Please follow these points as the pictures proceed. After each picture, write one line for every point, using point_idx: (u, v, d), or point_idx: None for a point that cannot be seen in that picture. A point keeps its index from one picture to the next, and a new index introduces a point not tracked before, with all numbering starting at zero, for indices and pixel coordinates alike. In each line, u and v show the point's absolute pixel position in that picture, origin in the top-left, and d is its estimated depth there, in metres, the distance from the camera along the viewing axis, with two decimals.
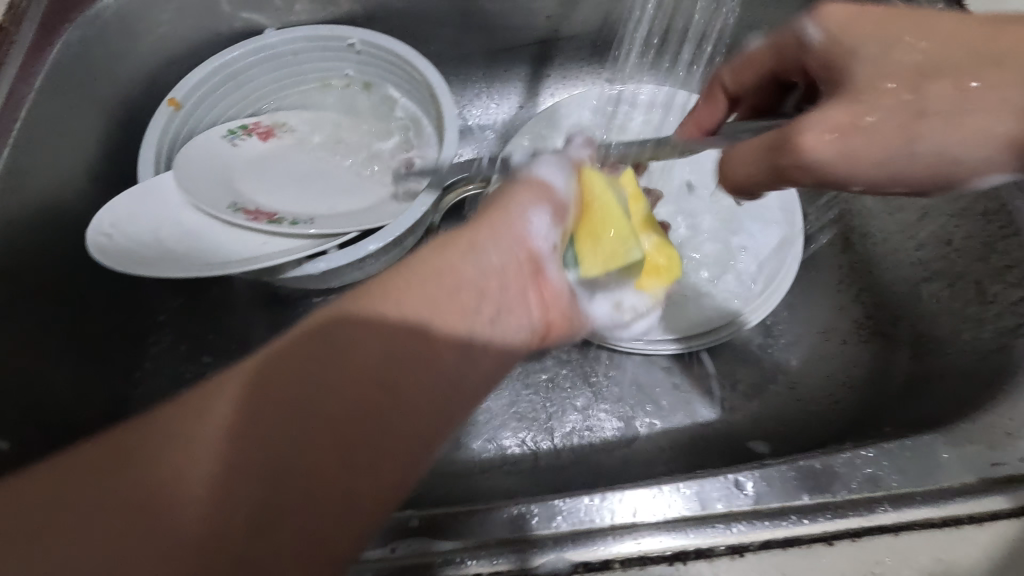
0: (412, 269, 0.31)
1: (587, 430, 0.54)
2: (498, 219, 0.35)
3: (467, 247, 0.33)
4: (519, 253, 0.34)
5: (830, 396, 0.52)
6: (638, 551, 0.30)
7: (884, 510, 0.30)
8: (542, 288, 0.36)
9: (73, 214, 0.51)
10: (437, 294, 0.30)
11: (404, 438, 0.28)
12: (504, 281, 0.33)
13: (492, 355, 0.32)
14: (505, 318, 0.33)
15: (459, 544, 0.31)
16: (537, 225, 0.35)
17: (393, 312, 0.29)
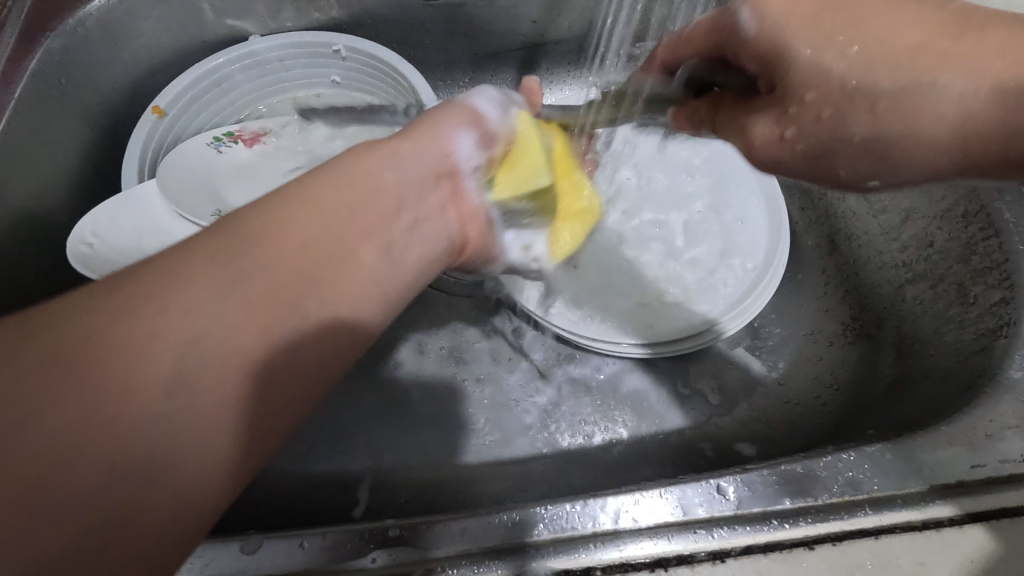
0: (329, 175, 0.32)
1: (576, 435, 0.54)
2: (422, 136, 0.35)
3: (391, 158, 0.34)
4: (441, 170, 0.35)
5: (817, 398, 0.53)
6: (619, 557, 0.30)
7: (865, 513, 0.30)
8: (461, 204, 0.36)
9: (55, 223, 0.51)
10: (352, 207, 0.31)
11: (320, 330, 0.29)
12: (423, 191, 0.34)
13: (409, 271, 0.33)
14: (426, 235, 0.34)
15: (440, 552, 0.31)
16: (462, 142, 0.35)
17: (316, 213, 0.30)
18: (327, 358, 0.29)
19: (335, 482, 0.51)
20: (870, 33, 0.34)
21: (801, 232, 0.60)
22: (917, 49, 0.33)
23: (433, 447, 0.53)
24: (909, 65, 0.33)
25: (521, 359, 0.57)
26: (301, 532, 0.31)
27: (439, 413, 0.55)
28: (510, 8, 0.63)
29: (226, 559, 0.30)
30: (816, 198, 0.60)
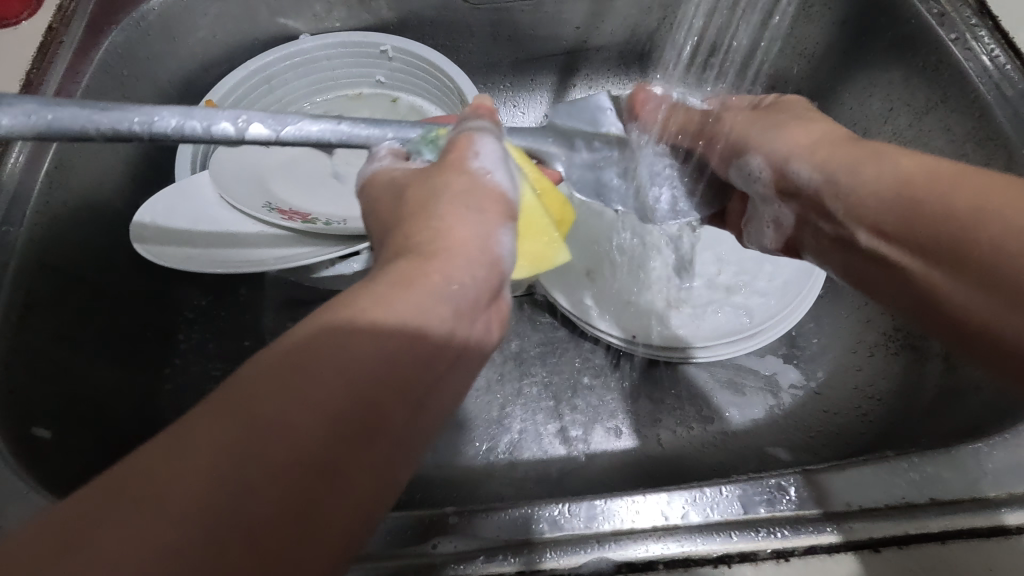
0: (377, 306, 0.24)
1: (613, 437, 0.54)
2: (467, 239, 0.27)
3: (442, 278, 0.26)
4: (491, 273, 0.28)
5: (856, 409, 0.52)
6: (681, 553, 0.30)
7: (930, 517, 0.30)
8: (497, 313, 0.29)
9: (113, 210, 0.52)
10: (409, 346, 0.24)
11: (367, 500, 0.23)
12: (474, 314, 0.27)
13: (453, 400, 0.27)
14: (472, 354, 0.27)
15: (501, 541, 0.31)
16: (504, 244, 0.29)
17: (360, 359, 0.23)
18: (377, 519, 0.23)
19: None
20: (857, 175, 0.38)
21: None
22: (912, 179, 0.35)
23: (468, 444, 0.54)
24: (913, 189, 0.35)
25: (556, 358, 0.58)
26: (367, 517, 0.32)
27: (474, 408, 0.56)
28: (554, 14, 0.64)
29: None
30: None
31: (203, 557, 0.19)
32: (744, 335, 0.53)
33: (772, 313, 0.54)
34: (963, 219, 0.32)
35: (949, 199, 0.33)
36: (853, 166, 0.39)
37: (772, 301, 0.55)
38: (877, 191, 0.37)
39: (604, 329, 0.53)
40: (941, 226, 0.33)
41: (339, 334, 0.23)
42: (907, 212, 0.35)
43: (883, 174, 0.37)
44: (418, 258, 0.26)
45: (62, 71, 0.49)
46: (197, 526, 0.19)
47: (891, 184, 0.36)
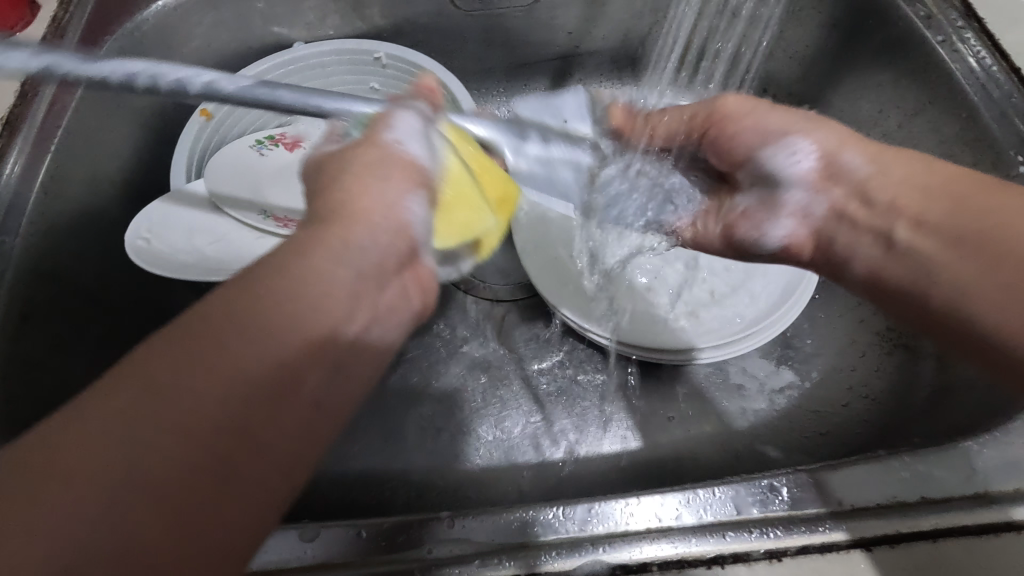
0: (263, 277, 0.26)
1: (610, 441, 0.54)
2: (370, 210, 0.29)
3: (341, 247, 0.28)
4: (395, 241, 0.30)
5: (851, 409, 0.52)
6: (676, 554, 0.30)
7: (922, 514, 0.30)
8: (414, 278, 0.32)
9: (108, 219, 0.52)
10: (303, 308, 0.25)
11: (275, 454, 0.24)
12: (381, 279, 0.29)
13: (370, 358, 0.29)
14: (385, 316, 0.30)
15: (496, 544, 0.31)
16: (412, 212, 0.31)
17: (257, 319, 0.24)
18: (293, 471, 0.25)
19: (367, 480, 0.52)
20: (879, 183, 0.39)
21: None
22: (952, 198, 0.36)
23: (464, 449, 0.54)
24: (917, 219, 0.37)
25: (551, 361, 0.58)
26: (360, 522, 0.32)
27: (469, 412, 0.56)
28: (546, 20, 0.64)
29: (286, 546, 0.31)
30: None
31: (106, 513, 0.21)
32: (739, 336, 0.53)
33: (766, 314, 0.54)
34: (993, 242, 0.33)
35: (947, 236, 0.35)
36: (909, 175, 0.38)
37: (775, 294, 0.56)
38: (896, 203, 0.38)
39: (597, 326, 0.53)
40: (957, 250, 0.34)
41: (226, 302, 0.25)
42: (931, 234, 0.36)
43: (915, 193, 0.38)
44: (311, 236, 0.28)
45: (57, 81, 0.49)
46: (103, 483, 0.21)
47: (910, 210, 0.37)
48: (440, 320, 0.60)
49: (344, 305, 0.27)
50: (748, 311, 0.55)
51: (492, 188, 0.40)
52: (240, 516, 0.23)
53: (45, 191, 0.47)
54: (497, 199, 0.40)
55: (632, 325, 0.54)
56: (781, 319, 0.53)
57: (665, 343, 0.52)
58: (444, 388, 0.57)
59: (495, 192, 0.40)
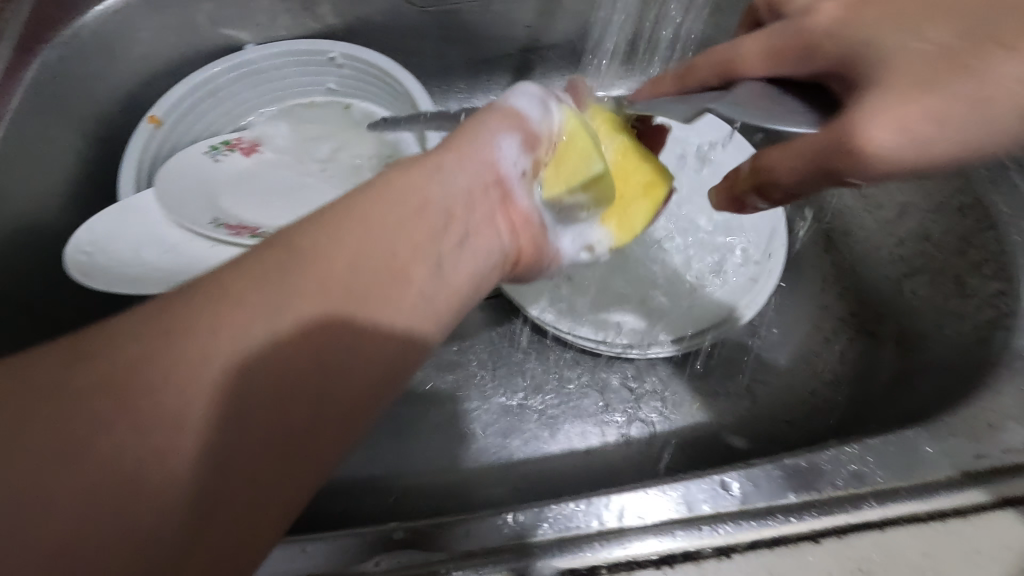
0: (379, 191, 0.31)
1: (578, 438, 0.53)
2: (467, 146, 0.35)
3: (435, 171, 0.33)
4: (476, 188, 0.34)
5: (817, 396, 0.52)
6: (625, 556, 0.30)
7: (870, 506, 0.30)
8: (508, 214, 0.36)
9: (53, 234, 0.51)
10: (408, 218, 0.30)
11: (358, 381, 0.28)
12: (471, 203, 0.34)
13: (456, 293, 0.32)
14: (474, 247, 0.33)
15: (446, 554, 0.31)
16: (504, 149, 0.36)
17: (361, 222, 0.29)
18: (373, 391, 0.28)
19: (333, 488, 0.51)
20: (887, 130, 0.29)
21: (798, 229, 0.60)
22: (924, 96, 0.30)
23: (432, 453, 0.53)
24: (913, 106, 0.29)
25: (518, 359, 0.57)
26: (302, 536, 0.31)
27: (436, 415, 0.55)
28: (504, 13, 0.63)
29: None
30: (811, 198, 0.59)
31: (206, 379, 0.24)
32: (709, 327, 0.53)
33: (736, 302, 0.54)
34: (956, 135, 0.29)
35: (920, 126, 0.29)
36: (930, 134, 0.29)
37: (739, 280, 0.56)
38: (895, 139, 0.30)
39: (566, 328, 0.53)
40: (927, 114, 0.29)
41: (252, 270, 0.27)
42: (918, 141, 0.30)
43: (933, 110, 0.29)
44: (378, 196, 0.31)
45: None
46: (188, 360, 0.24)
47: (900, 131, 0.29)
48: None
49: (428, 244, 0.31)
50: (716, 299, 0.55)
51: (640, 170, 0.40)
52: (335, 396, 0.27)
53: None
54: (648, 182, 0.40)
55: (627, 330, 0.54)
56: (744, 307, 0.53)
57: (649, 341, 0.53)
58: (411, 391, 0.56)
59: (647, 174, 0.40)
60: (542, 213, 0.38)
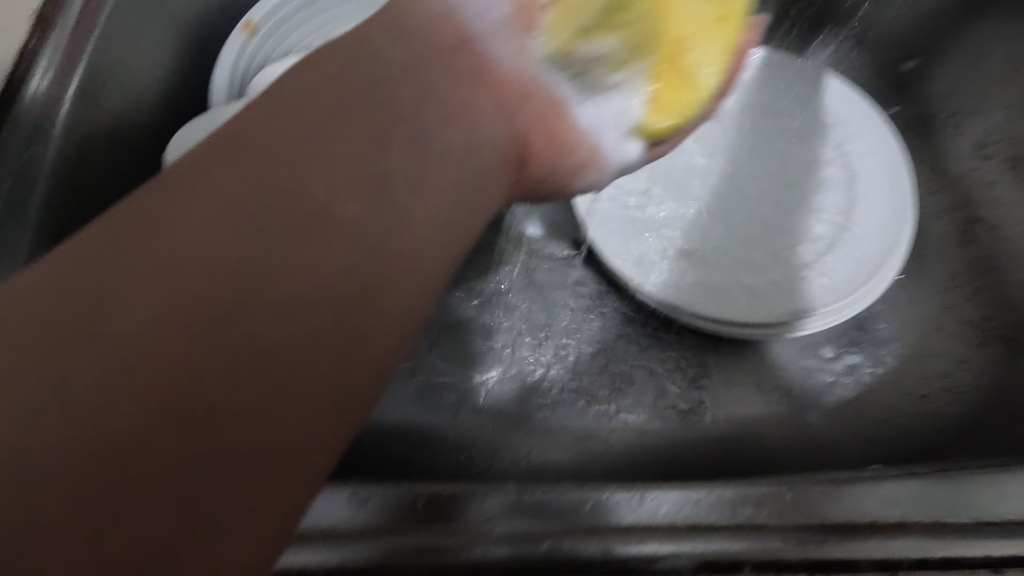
0: (294, 92, 0.28)
1: (665, 416, 0.50)
2: (399, 19, 0.31)
3: (365, 55, 0.29)
4: (429, 64, 0.30)
5: (935, 402, 0.48)
6: (760, 554, 0.29)
7: (1020, 536, 0.30)
8: (492, 90, 0.32)
9: (141, 137, 0.48)
10: (326, 117, 0.27)
11: (306, 302, 0.24)
12: (412, 76, 0.30)
13: (425, 210, 0.28)
14: (436, 139, 0.29)
15: (559, 525, 0.30)
16: (474, 1, 0.32)
17: (281, 130, 0.27)
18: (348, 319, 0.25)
19: (400, 434, 0.49)
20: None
21: (927, 217, 0.54)
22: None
23: (507, 410, 0.50)
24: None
25: (547, 283, 0.55)
26: (423, 488, 0.31)
27: (512, 373, 0.52)
28: None
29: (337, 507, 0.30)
30: (951, 183, 0.53)
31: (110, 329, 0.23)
32: (802, 315, 0.49)
33: (834, 296, 0.50)
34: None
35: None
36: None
37: (853, 267, 0.51)
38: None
39: (660, 296, 0.50)
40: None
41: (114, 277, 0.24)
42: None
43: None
44: (264, 145, 0.26)
45: None
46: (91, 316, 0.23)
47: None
48: (471, 273, 0.55)
49: (357, 152, 0.27)
50: (834, 285, 0.50)
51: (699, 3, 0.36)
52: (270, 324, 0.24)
53: (77, 103, 0.43)
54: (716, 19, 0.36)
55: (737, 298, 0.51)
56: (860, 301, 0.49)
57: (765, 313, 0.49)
58: (486, 343, 0.53)
59: (711, 10, 0.36)
60: (554, 79, 0.34)
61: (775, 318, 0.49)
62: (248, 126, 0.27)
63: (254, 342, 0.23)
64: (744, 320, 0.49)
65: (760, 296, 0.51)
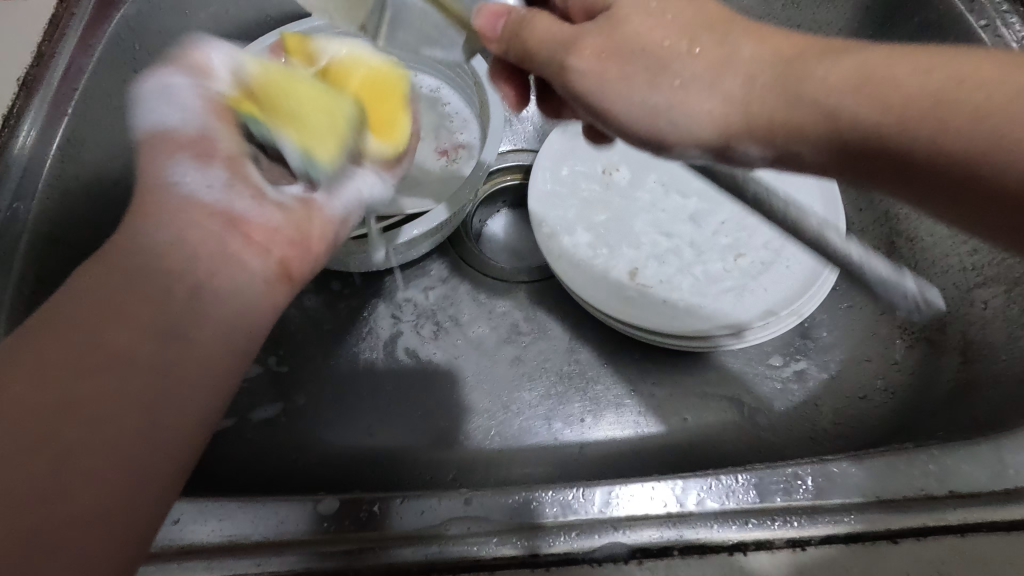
0: (119, 237, 0.31)
1: (627, 428, 0.53)
2: (150, 157, 0.35)
3: (167, 170, 0.34)
4: (228, 198, 0.34)
5: (871, 402, 0.51)
6: (695, 539, 0.29)
7: (950, 509, 0.30)
8: (253, 233, 0.34)
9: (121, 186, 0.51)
10: (145, 262, 0.30)
11: (123, 414, 0.27)
12: (225, 215, 0.33)
13: (207, 352, 0.30)
14: (224, 273, 0.32)
15: (509, 525, 0.31)
16: (186, 83, 0.37)
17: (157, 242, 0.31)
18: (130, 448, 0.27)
19: (374, 454, 0.52)
20: (704, 91, 0.32)
21: (857, 232, 0.58)
22: (962, 78, 0.29)
23: (475, 429, 0.53)
24: (764, 81, 0.31)
25: (522, 342, 0.57)
26: (372, 497, 0.32)
27: (479, 396, 0.55)
28: None
29: (304, 512, 0.32)
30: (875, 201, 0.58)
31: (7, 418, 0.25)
32: (745, 328, 0.52)
33: (776, 309, 0.53)
34: (980, 165, 0.28)
35: (899, 75, 0.29)
36: (783, 108, 0.31)
37: (795, 279, 0.54)
38: (735, 107, 0.32)
39: (618, 317, 0.53)
40: (630, 66, 0.33)
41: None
42: (767, 124, 0.32)
43: (925, 73, 0.29)
44: (77, 283, 0.30)
45: (73, 43, 0.48)
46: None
47: (724, 100, 0.32)
48: (431, 308, 0.59)
49: (191, 288, 0.30)
50: (778, 295, 0.54)
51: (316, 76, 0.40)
52: (106, 419, 0.26)
53: (60, 158, 0.46)
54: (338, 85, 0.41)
55: (683, 314, 0.54)
56: (804, 308, 0.52)
57: (710, 328, 0.52)
58: (454, 368, 0.56)
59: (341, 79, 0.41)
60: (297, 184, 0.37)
61: (720, 332, 0.52)
62: (105, 260, 0.30)
63: (111, 448, 0.26)
64: (692, 336, 0.52)
65: (705, 312, 0.54)
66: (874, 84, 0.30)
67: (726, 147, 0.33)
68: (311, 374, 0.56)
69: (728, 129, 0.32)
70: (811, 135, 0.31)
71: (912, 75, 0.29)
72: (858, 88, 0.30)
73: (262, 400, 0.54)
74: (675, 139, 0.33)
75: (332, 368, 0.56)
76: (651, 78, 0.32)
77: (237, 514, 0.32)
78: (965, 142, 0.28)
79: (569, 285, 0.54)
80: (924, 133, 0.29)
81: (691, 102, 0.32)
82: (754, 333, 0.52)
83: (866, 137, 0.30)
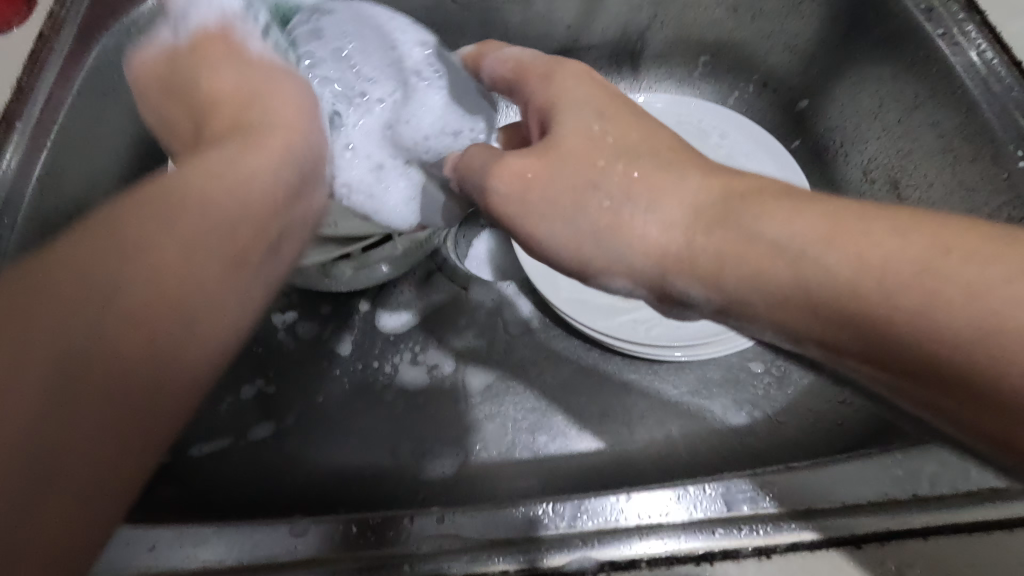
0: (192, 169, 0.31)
1: (609, 437, 0.53)
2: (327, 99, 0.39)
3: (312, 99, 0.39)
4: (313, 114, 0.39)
5: (851, 406, 0.52)
6: (666, 551, 0.30)
7: (913, 512, 0.30)
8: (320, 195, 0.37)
9: None
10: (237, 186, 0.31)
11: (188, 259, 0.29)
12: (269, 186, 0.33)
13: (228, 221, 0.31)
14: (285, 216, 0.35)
15: (485, 540, 0.31)
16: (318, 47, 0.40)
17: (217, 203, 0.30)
18: (224, 240, 0.30)
19: (357, 474, 0.52)
20: (641, 214, 0.30)
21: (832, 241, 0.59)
22: (949, 246, 0.25)
23: (460, 441, 0.54)
24: (702, 221, 0.29)
25: (502, 352, 0.58)
26: (346, 518, 0.33)
27: (462, 412, 0.55)
28: (545, 12, 0.60)
29: (279, 537, 0.32)
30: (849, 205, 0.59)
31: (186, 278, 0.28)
32: (723, 335, 0.52)
33: None
34: (966, 350, 0.23)
35: (805, 243, 0.26)
36: (750, 279, 0.27)
37: None
38: (673, 236, 0.29)
39: (600, 328, 0.54)
40: (550, 195, 0.32)
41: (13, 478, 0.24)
42: (711, 270, 0.28)
43: (903, 235, 0.25)
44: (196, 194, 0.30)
45: (55, 77, 0.49)
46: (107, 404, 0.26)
47: (663, 225, 0.30)
48: (414, 330, 0.59)
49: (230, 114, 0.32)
50: None
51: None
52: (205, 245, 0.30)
53: (41, 187, 0.47)
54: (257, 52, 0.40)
55: (664, 324, 0.55)
56: None
57: (693, 336, 0.53)
58: (438, 387, 0.57)
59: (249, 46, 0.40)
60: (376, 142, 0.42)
61: (701, 341, 0.52)
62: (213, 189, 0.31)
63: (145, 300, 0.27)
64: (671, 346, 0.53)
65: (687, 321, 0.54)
66: (801, 240, 0.27)
67: (661, 283, 0.30)
68: (298, 393, 0.56)
69: (659, 258, 0.30)
70: (770, 286, 0.27)
71: (875, 244, 0.25)
72: (775, 303, 0.27)
73: (252, 420, 0.55)
74: (602, 266, 0.31)
75: (319, 388, 0.56)
76: (565, 216, 0.31)
77: (214, 540, 0.32)
78: (902, 266, 0.25)
79: (548, 295, 0.55)
80: (826, 256, 0.26)
81: (628, 231, 0.30)
82: (733, 339, 0.52)
83: (840, 307, 0.26)
